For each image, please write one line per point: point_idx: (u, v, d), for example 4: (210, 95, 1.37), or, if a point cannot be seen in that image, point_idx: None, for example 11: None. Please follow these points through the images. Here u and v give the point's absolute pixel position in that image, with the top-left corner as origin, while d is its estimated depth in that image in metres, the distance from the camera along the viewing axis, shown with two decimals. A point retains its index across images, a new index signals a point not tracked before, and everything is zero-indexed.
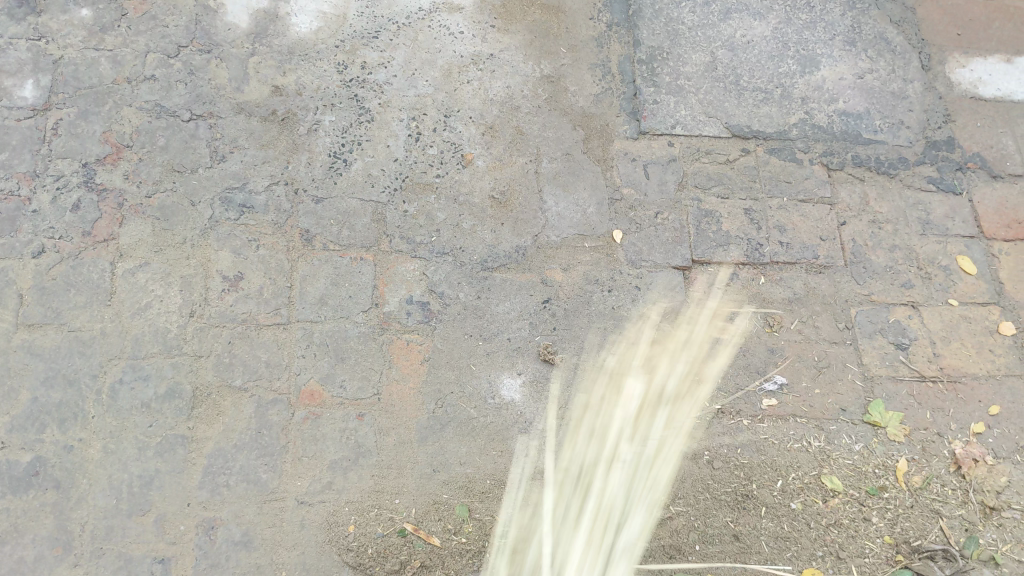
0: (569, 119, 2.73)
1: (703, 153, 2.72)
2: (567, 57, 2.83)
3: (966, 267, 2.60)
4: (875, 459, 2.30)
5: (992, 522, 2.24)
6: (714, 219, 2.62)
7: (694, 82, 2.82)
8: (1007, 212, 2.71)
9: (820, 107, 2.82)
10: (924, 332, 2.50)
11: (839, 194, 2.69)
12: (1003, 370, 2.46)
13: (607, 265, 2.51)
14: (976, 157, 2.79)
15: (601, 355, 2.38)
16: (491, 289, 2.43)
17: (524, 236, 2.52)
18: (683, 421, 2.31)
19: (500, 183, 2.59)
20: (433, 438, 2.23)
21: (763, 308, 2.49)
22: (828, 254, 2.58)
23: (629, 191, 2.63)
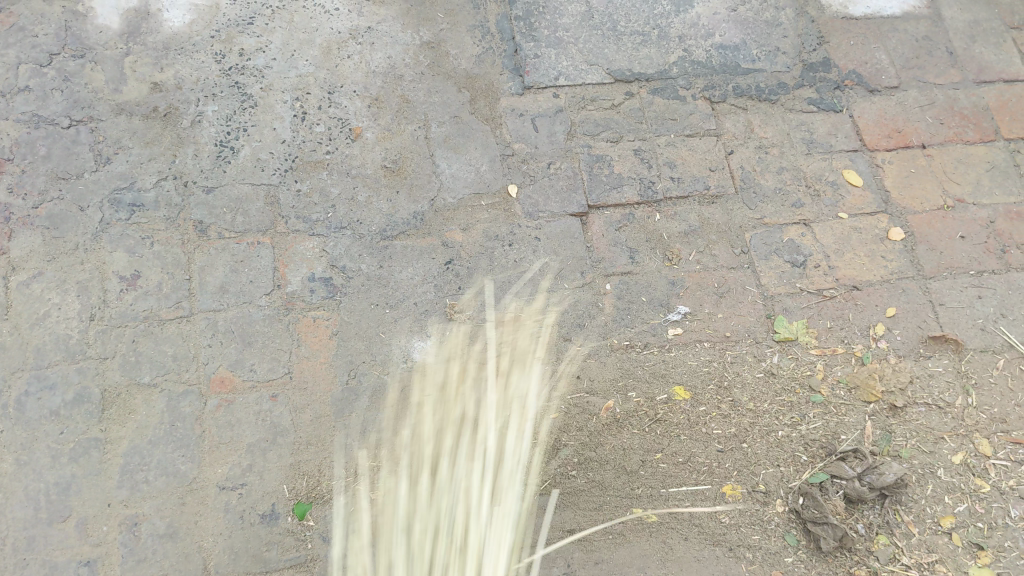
0: (454, 82, 2.75)
1: (588, 100, 2.76)
2: (445, 22, 2.85)
3: (852, 180, 2.68)
4: (784, 372, 2.38)
5: (900, 420, 2.32)
6: (605, 163, 2.67)
7: (573, 33, 2.86)
8: (887, 123, 2.80)
9: (697, 43, 2.88)
10: (817, 248, 2.57)
11: (724, 125, 2.75)
12: (896, 274, 2.55)
13: (505, 220, 2.54)
14: (852, 74, 2.88)
15: (508, 308, 2.41)
16: (392, 257, 2.45)
17: (420, 202, 2.54)
18: (594, 360, 2.36)
19: (391, 153, 2.61)
20: (349, 409, 2.24)
21: (660, 244, 2.55)
22: (718, 184, 2.65)
23: (520, 146, 2.66)
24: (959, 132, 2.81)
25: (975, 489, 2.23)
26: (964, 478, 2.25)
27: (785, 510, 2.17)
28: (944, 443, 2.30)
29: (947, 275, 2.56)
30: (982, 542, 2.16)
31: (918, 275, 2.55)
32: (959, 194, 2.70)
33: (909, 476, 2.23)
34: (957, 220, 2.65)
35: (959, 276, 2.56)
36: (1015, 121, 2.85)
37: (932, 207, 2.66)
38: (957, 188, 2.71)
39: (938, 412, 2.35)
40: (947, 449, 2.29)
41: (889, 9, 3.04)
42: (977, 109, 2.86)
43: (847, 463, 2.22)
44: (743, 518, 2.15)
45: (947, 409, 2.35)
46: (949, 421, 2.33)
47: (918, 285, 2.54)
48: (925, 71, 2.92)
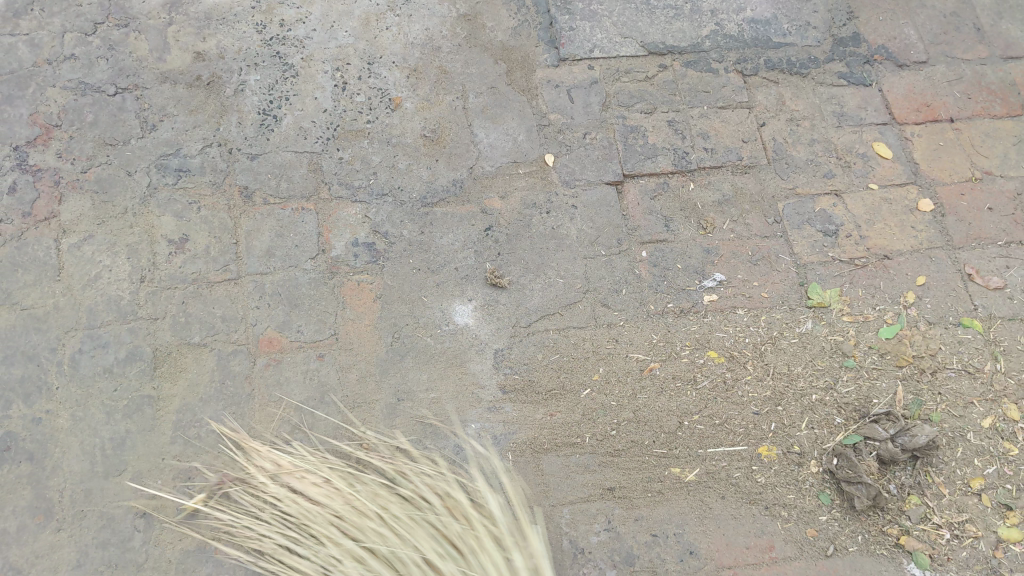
0: (490, 54, 2.79)
1: (623, 73, 2.80)
2: None
3: (881, 152, 2.73)
4: (817, 337, 2.43)
5: (931, 384, 2.38)
6: (640, 133, 2.72)
7: (607, 6, 2.89)
8: (916, 96, 2.85)
9: (729, 18, 2.92)
10: (848, 218, 2.62)
11: (756, 98, 2.80)
12: (926, 245, 2.60)
13: (542, 188, 2.59)
14: (881, 49, 2.92)
15: (547, 273, 2.46)
16: (434, 223, 2.49)
17: (459, 170, 2.59)
18: (632, 324, 2.41)
19: (430, 122, 2.65)
20: (394, 368, 2.28)
21: (694, 213, 2.61)
22: (751, 155, 2.71)
23: (556, 117, 2.71)
24: (987, 106, 2.86)
25: (1005, 452, 2.29)
26: (993, 441, 2.31)
27: (820, 471, 2.23)
28: (974, 408, 2.35)
29: (976, 246, 2.61)
30: (1010, 503, 2.22)
31: (946, 245, 2.60)
32: (988, 167, 2.74)
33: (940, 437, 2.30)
34: (985, 192, 2.70)
35: (988, 246, 2.61)
36: None
37: (961, 179, 2.71)
38: (985, 161, 2.75)
39: (968, 377, 2.40)
40: (977, 414, 2.34)
41: None
42: (1004, 84, 2.91)
43: (880, 425, 2.27)
44: (778, 478, 2.22)
45: (976, 374, 2.40)
46: (979, 387, 2.39)
47: (946, 255, 2.58)
48: (953, 46, 2.96)
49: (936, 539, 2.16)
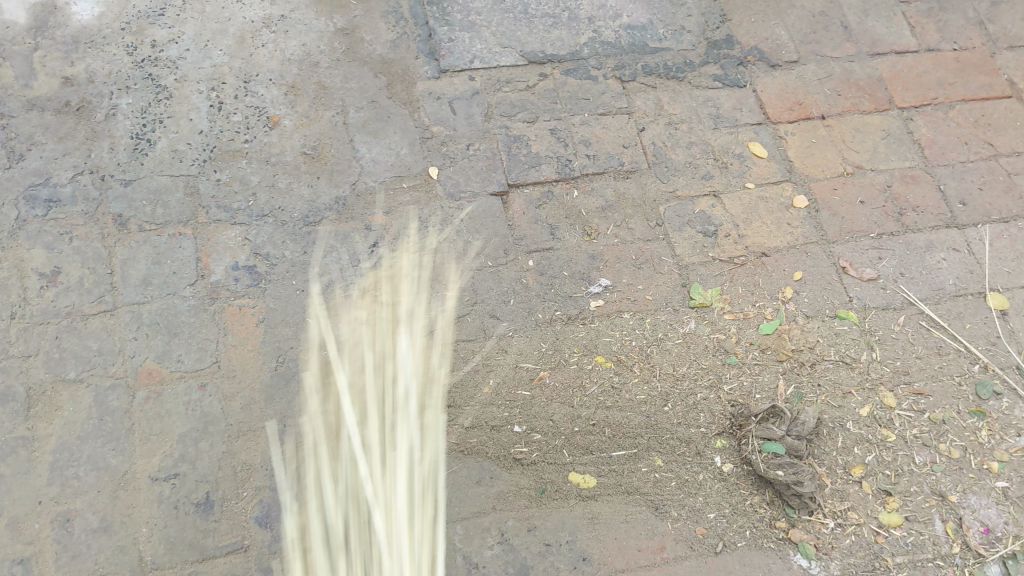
0: (369, 67, 2.77)
1: (504, 82, 2.81)
2: (358, 9, 2.87)
3: (756, 152, 2.82)
4: (702, 337, 2.49)
5: (811, 375, 2.46)
6: (523, 143, 2.73)
7: (485, 16, 2.90)
8: (788, 96, 2.95)
9: (606, 24, 2.97)
10: (726, 218, 2.69)
11: (634, 103, 2.85)
12: (803, 240, 2.68)
13: (427, 201, 2.58)
14: (754, 51, 3.01)
15: (434, 287, 2.44)
16: (316, 242, 2.47)
17: (342, 187, 2.56)
18: (520, 333, 2.43)
19: (310, 139, 2.62)
20: (280, 394, 2.26)
21: (579, 220, 2.64)
22: (632, 160, 2.76)
23: (439, 129, 2.70)
24: (856, 102, 2.97)
25: (881, 439, 2.39)
26: (871, 429, 2.40)
27: (708, 468, 2.29)
28: (852, 397, 2.44)
29: (849, 239, 2.70)
30: (890, 488, 2.31)
31: (821, 239, 2.69)
32: (858, 161, 2.85)
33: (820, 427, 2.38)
34: (856, 186, 2.80)
35: (860, 239, 2.70)
36: (907, 91, 3.02)
37: (834, 175, 2.81)
38: (855, 155, 2.86)
39: (846, 367, 2.49)
40: (855, 403, 2.43)
41: None
42: (871, 80, 3.03)
43: (773, 421, 2.31)
44: (671, 478, 2.26)
45: (854, 365, 2.49)
46: (857, 377, 2.47)
47: (821, 250, 2.67)
48: (822, 45, 3.07)
49: (821, 529, 2.24)
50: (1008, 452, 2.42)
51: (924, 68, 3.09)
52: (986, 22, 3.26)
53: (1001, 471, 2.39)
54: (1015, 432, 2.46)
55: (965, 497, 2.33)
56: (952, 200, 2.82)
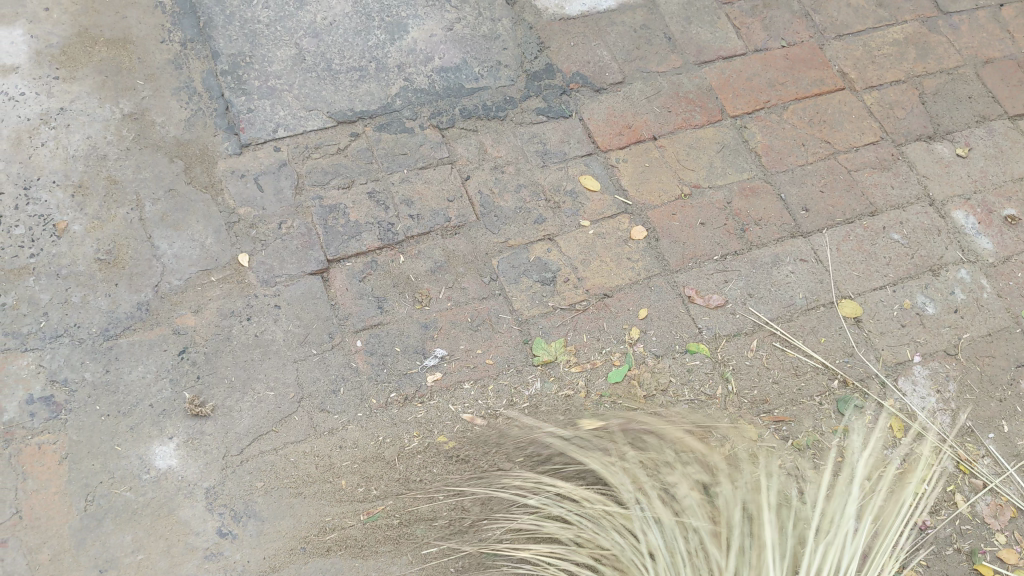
0: (164, 152, 2.56)
1: (313, 148, 2.63)
2: (146, 88, 2.65)
3: (589, 186, 2.70)
4: (549, 396, 2.35)
5: (667, 419, 2.33)
6: (340, 212, 2.55)
7: (285, 79, 2.71)
8: (617, 120, 2.83)
9: (418, 70, 2.81)
10: (564, 262, 2.57)
11: (456, 151, 2.70)
12: (644, 274, 2.57)
13: (239, 293, 2.38)
14: (576, 76, 2.89)
15: (255, 388, 2.25)
16: (119, 358, 2.25)
17: (143, 291, 2.35)
18: (353, 425, 2.24)
19: (104, 243, 2.40)
20: (92, 537, 2.03)
21: (408, 286, 2.47)
22: (459, 214, 2.60)
23: (246, 210, 2.51)
24: (687, 117, 2.87)
25: None
26: (737, 465, 2.28)
27: (572, 542, 2.13)
28: (711, 436, 2.32)
29: (693, 265, 2.60)
30: None
31: (663, 270, 2.58)
32: (695, 180, 2.75)
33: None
34: (695, 208, 2.70)
35: (704, 263, 2.60)
36: (738, 97, 2.93)
37: (670, 199, 2.71)
38: (691, 174, 2.77)
39: (703, 404, 2.37)
40: (715, 442, 2.31)
41: (604, 2, 3.07)
42: (700, 91, 2.93)
43: None
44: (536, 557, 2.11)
45: (710, 401, 2.38)
46: (716, 414, 2.36)
47: (665, 281, 2.56)
48: (647, 61, 2.96)
49: None
50: (877, 467, 2.35)
51: (753, 71, 3.00)
52: (811, 13, 3.18)
53: (872, 490, 2.32)
54: (880, 445, 2.39)
55: None
56: (794, 207, 2.74)
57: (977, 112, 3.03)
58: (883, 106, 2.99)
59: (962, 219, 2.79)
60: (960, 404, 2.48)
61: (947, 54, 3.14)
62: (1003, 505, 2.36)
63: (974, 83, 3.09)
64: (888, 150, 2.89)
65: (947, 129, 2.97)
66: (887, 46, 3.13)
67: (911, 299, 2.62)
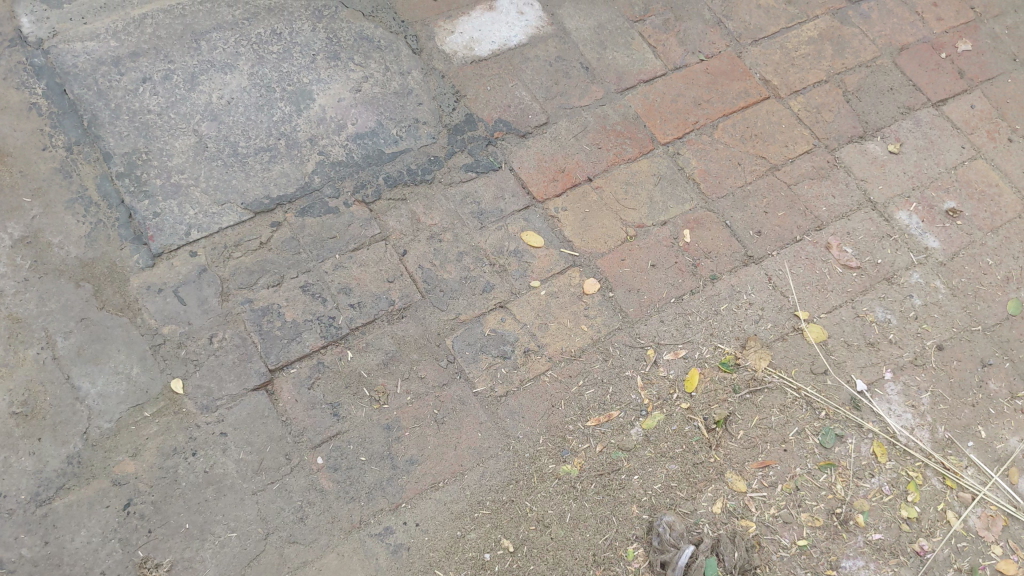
0: (68, 276, 2.31)
1: (233, 247, 2.42)
2: (35, 205, 2.39)
3: (532, 243, 2.57)
4: (531, 479, 2.21)
5: (657, 484, 2.21)
6: (274, 313, 2.36)
7: (190, 173, 2.49)
8: (548, 165, 2.70)
9: (331, 141, 2.62)
10: (521, 331, 2.43)
11: (387, 225, 2.53)
12: (605, 331, 2.45)
13: (179, 425, 2.17)
14: (499, 124, 2.75)
15: (215, 531, 2.06)
16: (58, 524, 2.02)
17: (71, 441, 2.12)
18: (329, 554, 2.07)
19: (17, 393, 2.15)
20: None
21: (362, 385, 2.30)
22: (402, 294, 2.44)
23: (171, 328, 2.29)
24: (619, 150, 2.76)
25: (745, 532, 2.16)
26: (733, 522, 2.17)
27: None
28: (702, 495, 2.20)
29: (652, 313, 2.49)
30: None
31: (624, 323, 2.47)
32: (638, 219, 2.65)
33: (690, 538, 2.11)
34: (643, 250, 2.59)
35: (664, 309, 2.50)
36: (667, 122, 2.84)
37: (617, 243, 2.60)
38: (633, 214, 2.65)
39: (687, 461, 2.25)
40: (706, 501, 2.19)
41: (514, 37, 2.93)
42: (627, 121, 2.82)
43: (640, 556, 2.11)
44: None
45: (696, 456, 2.26)
46: (705, 470, 2.24)
47: (628, 334, 2.45)
48: (568, 95, 2.84)
49: None
50: (868, 498, 2.26)
51: (677, 91, 2.91)
52: (724, 20, 3.09)
53: (867, 523, 2.22)
54: (867, 474, 2.31)
55: (841, 565, 2.16)
56: (741, 234, 2.66)
57: (901, 103, 2.99)
58: (811, 111, 2.93)
59: (906, 219, 2.75)
60: (936, 417, 2.43)
61: (862, 45, 3.11)
62: (995, 515, 2.30)
63: (894, 73, 3.06)
64: (823, 158, 2.84)
65: (876, 125, 2.93)
66: (804, 46, 3.08)
67: (872, 312, 2.57)
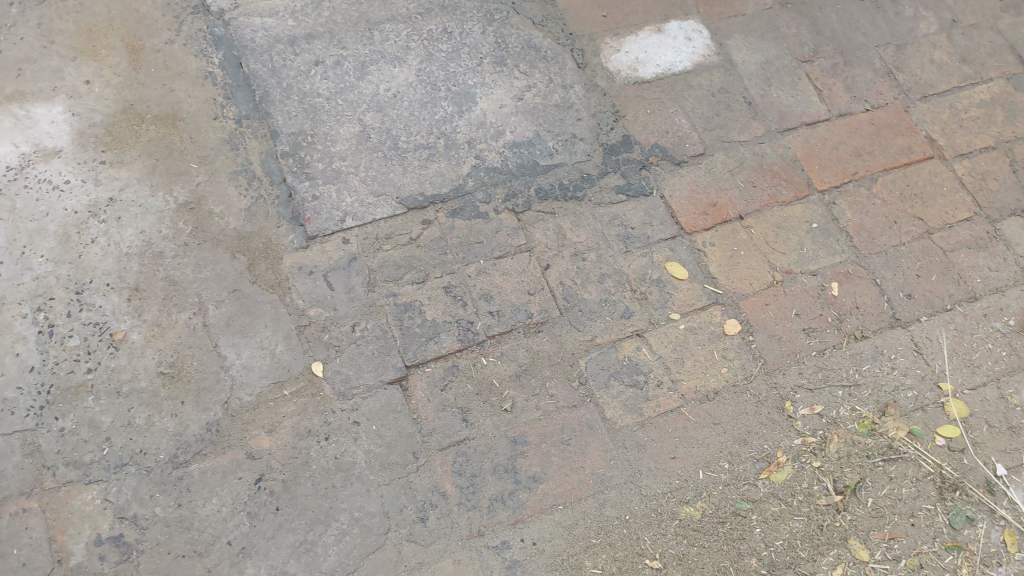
0: (225, 246, 2.36)
1: (384, 239, 2.45)
2: (201, 172, 2.45)
3: (676, 274, 2.54)
4: (651, 516, 2.18)
5: (779, 541, 2.17)
6: (416, 310, 2.38)
7: (350, 160, 2.53)
8: (700, 197, 2.67)
9: (489, 146, 2.63)
10: (656, 362, 2.40)
11: (534, 237, 2.53)
12: (740, 376, 2.41)
13: (315, 408, 2.21)
14: (655, 149, 2.72)
15: (339, 519, 2.09)
16: (192, 489, 2.07)
17: (212, 409, 2.17)
18: (446, 559, 2.08)
19: (166, 354, 2.21)
20: None
21: (494, 395, 2.30)
22: (541, 309, 2.44)
23: (317, 312, 2.32)
24: (773, 192, 2.71)
25: None
26: None
27: None
28: (822, 559, 2.15)
29: (792, 364, 2.45)
30: None
31: (761, 369, 2.42)
32: (786, 265, 2.60)
33: None
34: (789, 297, 2.55)
35: (804, 361, 2.45)
36: (826, 169, 2.78)
37: (763, 287, 2.55)
38: (782, 258, 2.61)
39: (812, 521, 2.20)
40: (826, 565, 2.14)
41: (680, 62, 2.90)
42: (785, 162, 2.77)
43: None
44: None
45: (822, 517, 2.21)
46: (830, 533, 2.19)
47: (763, 382, 2.41)
48: (728, 129, 2.80)
49: None
50: None
51: (839, 138, 2.85)
52: (895, 71, 3.03)
53: None
54: (994, 562, 2.21)
55: None
56: (890, 296, 2.59)
57: None
58: (975, 177, 2.85)
59: None
60: None
61: None
62: None
63: None
64: (982, 228, 2.75)
65: None
66: (974, 109, 2.99)
67: (1018, 395, 2.48)
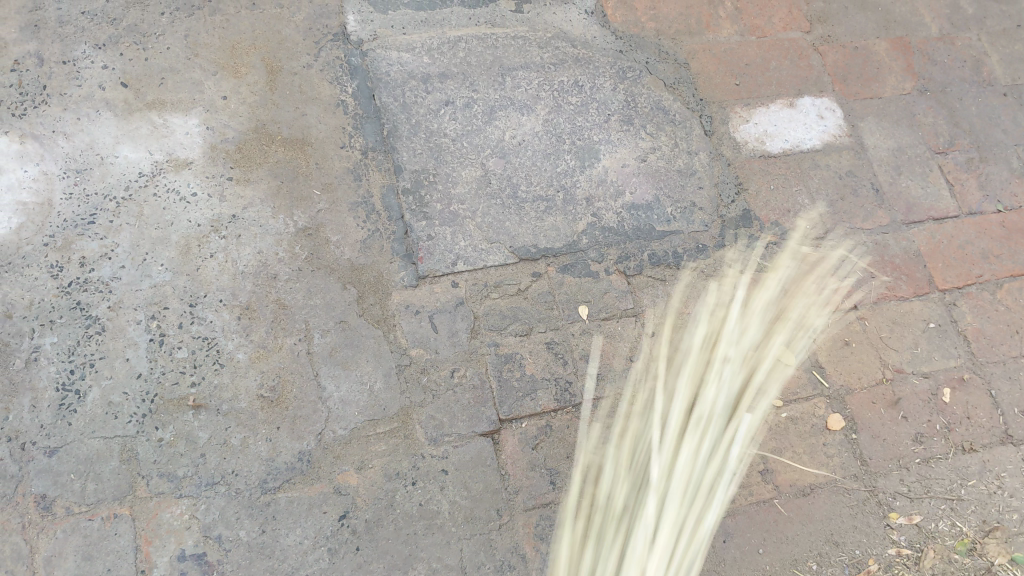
0: (337, 276, 2.38)
1: (492, 287, 2.44)
2: (323, 200, 2.47)
3: (783, 358, 2.47)
4: None
5: None
6: (516, 363, 2.36)
7: (469, 204, 2.53)
8: (815, 282, 2.60)
9: (607, 205, 2.61)
10: (754, 449, 2.33)
11: (642, 302, 2.50)
12: (839, 474, 2.33)
13: (405, 450, 2.20)
14: (775, 227, 2.67)
15: (416, 568, 2.08)
16: (277, 517, 2.08)
17: (305, 438, 2.17)
18: None
19: (268, 377, 2.23)
20: None
21: (585, 461, 2.26)
22: (642, 377, 2.39)
23: (418, 352, 2.32)
24: (892, 285, 2.62)
25: None
26: None
27: None
28: None
29: (895, 468, 2.36)
30: None
31: (862, 470, 2.34)
32: (898, 363, 2.50)
33: None
34: (899, 397, 2.46)
35: (908, 467, 2.36)
36: (949, 267, 2.68)
37: (871, 383, 2.47)
38: (895, 356, 2.52)
39: None
40: None
41: (809, 139, 2.84)
42: (907, 256, 2.69)
43: None
44: None
45: None
46: None
47: (862, 483, 2.32)
48: (852, 215, 2.73)
49: None
50: None
51: (966, 237, 2.75)
52: None
53: None
54: None
55: None
56: (1005, 410, 2.49)
57: None
58: None
59: None
60: None
61: None
62: None
63: None
64: None
65: None
66: None
67: None
